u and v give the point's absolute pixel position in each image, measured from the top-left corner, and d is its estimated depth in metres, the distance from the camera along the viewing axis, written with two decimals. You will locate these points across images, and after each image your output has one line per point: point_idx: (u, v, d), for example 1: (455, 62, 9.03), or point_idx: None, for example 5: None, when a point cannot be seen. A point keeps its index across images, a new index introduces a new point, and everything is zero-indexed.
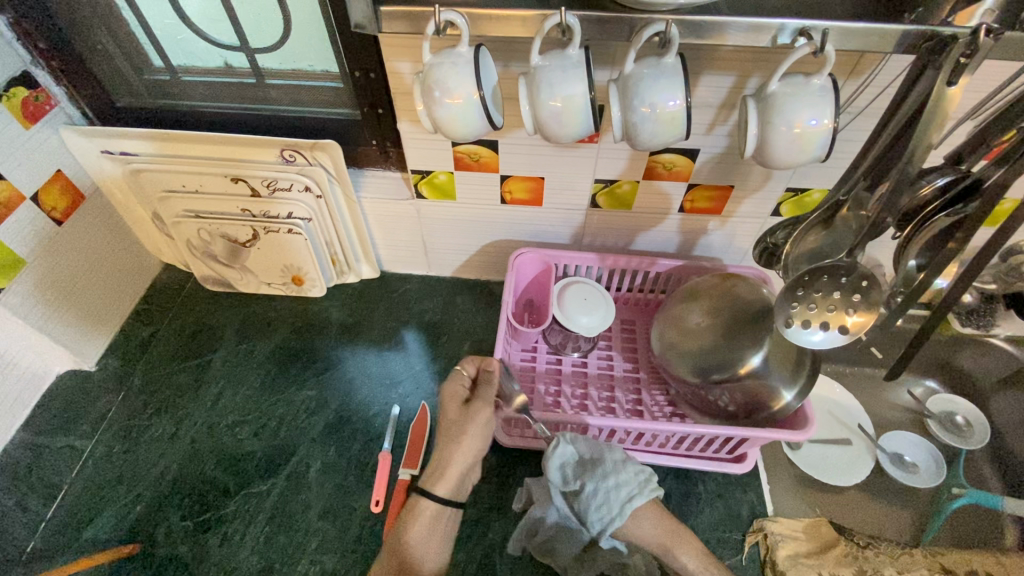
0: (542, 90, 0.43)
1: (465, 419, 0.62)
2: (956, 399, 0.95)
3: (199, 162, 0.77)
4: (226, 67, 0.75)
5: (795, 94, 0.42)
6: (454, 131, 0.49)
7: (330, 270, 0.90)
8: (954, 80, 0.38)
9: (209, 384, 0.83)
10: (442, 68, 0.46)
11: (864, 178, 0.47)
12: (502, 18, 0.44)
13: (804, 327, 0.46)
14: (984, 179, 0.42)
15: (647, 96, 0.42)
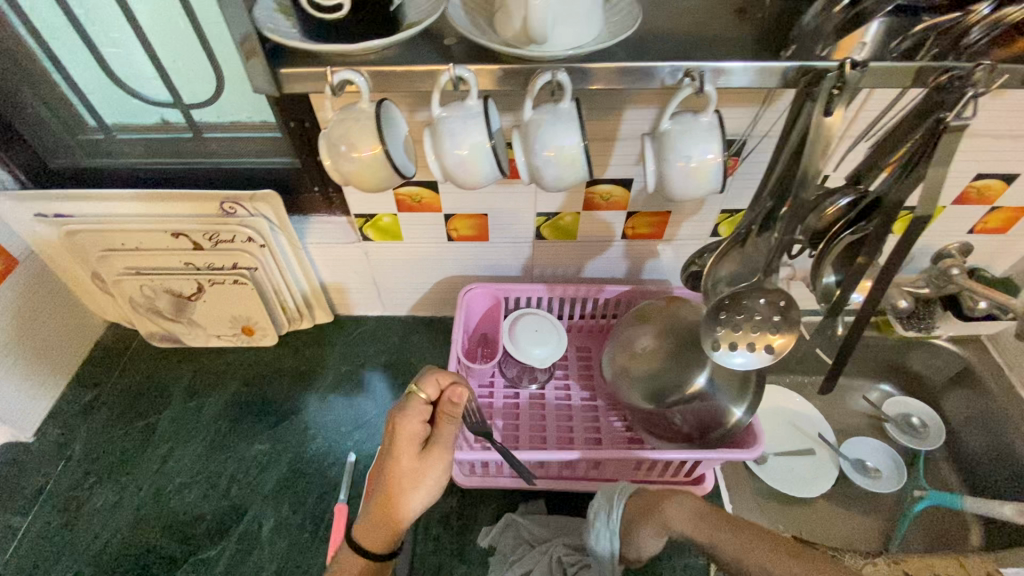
0: (446, 140, 0.44)
1: (418, 470, 0.55)
2: (910, 399, 0.96)
3: (138, 220, 0.76)
4: (164, 124, 0.76)
5: (686, 132, 0.44)
6: (372, 181, 0.48)
7: (281, 317, 0.88)
8: (831, 111, 0.39)
9: (155, 446, 0.80)
10: (348, 122, 0.46)
11: (771, 205, 0.46)
12: (408, 75, 0.44)
13: (731, 349, 0.47)
14: (880, 198, 0.44)
15: (544, 142, 0.43)
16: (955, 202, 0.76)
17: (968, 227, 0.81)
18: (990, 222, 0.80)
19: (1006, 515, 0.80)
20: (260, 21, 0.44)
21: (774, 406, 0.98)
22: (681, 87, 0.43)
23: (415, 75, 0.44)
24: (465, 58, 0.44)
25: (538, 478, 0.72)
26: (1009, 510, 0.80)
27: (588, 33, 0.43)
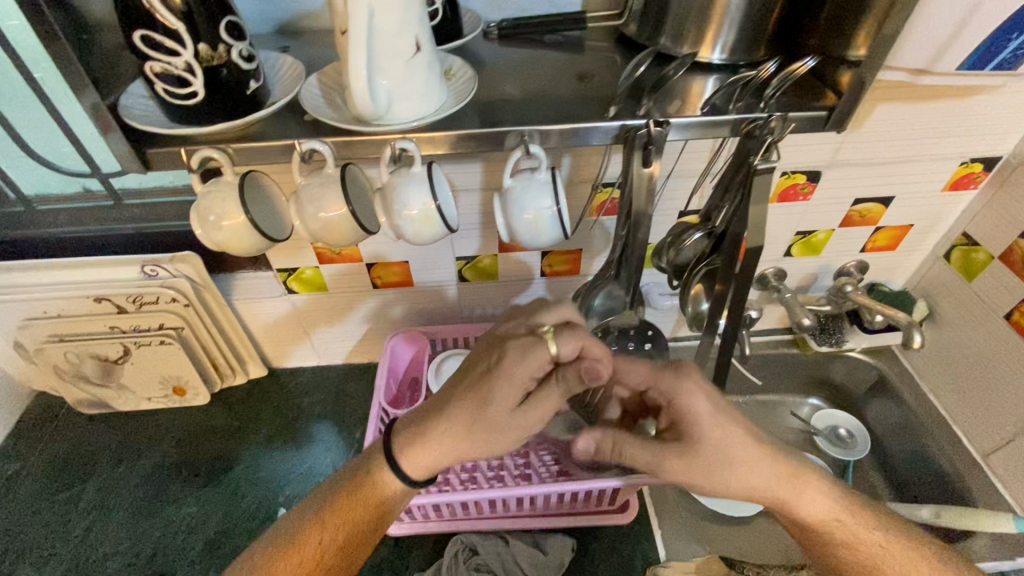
0: (304, 205, 0.42)
1: (498, 424, 0.47)
2: (836, 410, 0.99)
3: (58, 287, 0.76)
4: (85, 192, 0.76)
5: (525, 188, 0.48)
6: (240, 250, 0.42)
7: (213, 375, 0.89)
8: (649, 164, 0.44)
9: (78, 518, 0.78)
10: (217, 193, 0.40)
11: (619, 245, 0.49)
12: (269, 151, 0.41)
13: None
14: (723, 232, 0.49)
15: (402, 209, 0.42)
16: (841, 225, 0.82)
17: (861, 246, 0.86)
18: (879, 240, 0.85)
19: (925, 519, 0.80)
20: (117, 106, 0.41)
21: None
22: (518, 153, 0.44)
23: (272, 152, 0.41)
24: None
25: (467, 520, 0.73)
26: (926, 513, 0.81)
27: (429, 105, 0.41)
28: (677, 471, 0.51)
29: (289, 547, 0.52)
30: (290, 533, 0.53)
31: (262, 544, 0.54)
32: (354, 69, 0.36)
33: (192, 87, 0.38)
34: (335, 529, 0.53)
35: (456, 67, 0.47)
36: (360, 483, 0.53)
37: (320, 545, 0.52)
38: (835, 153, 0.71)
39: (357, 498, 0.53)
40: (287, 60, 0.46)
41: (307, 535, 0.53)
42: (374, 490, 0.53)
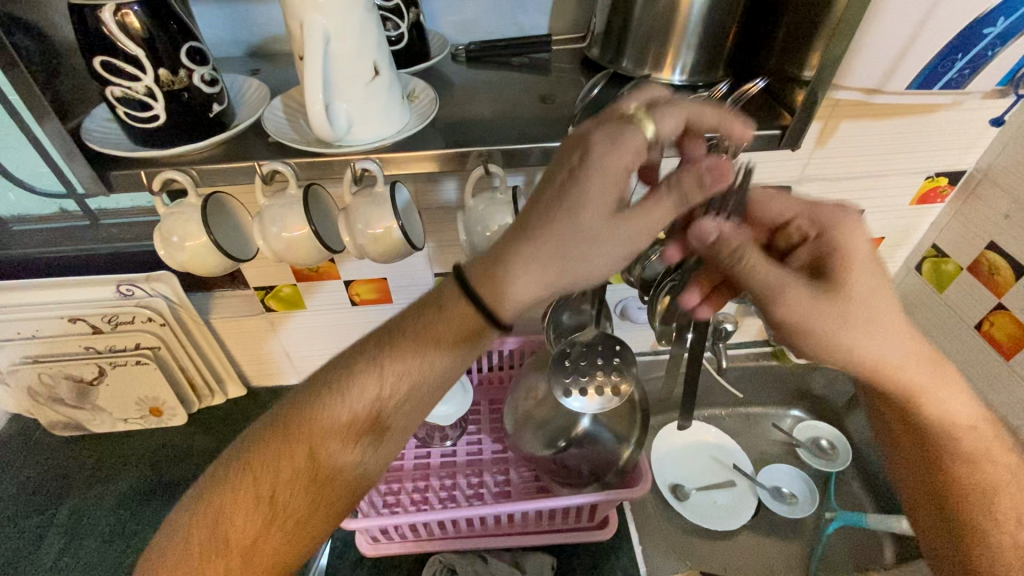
0: (268, 226, 0.43)
1: (600, 232, 0.37)
2: (817, 423, 1.00)
3: (32, 308, 0.76)
4: (62, 214, 0.75)
5: (486, 206, 0.49)
6: (203, 268, 0.45)
7: (190, 394, 0.88)
8: None
9: (48, 543, 0.76)
10: (178, 215, 0.43)
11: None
12: (231, 172, 0.42)
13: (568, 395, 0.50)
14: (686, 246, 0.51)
15: (364, 227, 0.43)
16: None
17: None
18: None
19: (904, 529, 0.82)
20: (79, 129, 0.42)
21: (694, 441, 0.99)
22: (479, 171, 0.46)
23: (235, 172, 0.42)
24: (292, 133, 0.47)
25: (445, 539, 0.72)
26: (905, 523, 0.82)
27: (389, 127, 0.43)
28: (816, 328, 0.43)
29: (325, 404, 0.42)
30: (327, 389, 0.42)
31: (299, 391, 0.44)
32: (311, 91, 0.37)
33: (154, 110, 0.39)
34: (382, 389, 0.42)
35: (419, 89, 0.48)
36: (423, 328, 0.42)
37: (365, 405, 0.41)
38: (804, 169, 0.73)
39: (415, 350, 0.41)
40: (253, 84, 0.47)
41: (349, 389, 0.42)
42: (438, 341, 0.41)
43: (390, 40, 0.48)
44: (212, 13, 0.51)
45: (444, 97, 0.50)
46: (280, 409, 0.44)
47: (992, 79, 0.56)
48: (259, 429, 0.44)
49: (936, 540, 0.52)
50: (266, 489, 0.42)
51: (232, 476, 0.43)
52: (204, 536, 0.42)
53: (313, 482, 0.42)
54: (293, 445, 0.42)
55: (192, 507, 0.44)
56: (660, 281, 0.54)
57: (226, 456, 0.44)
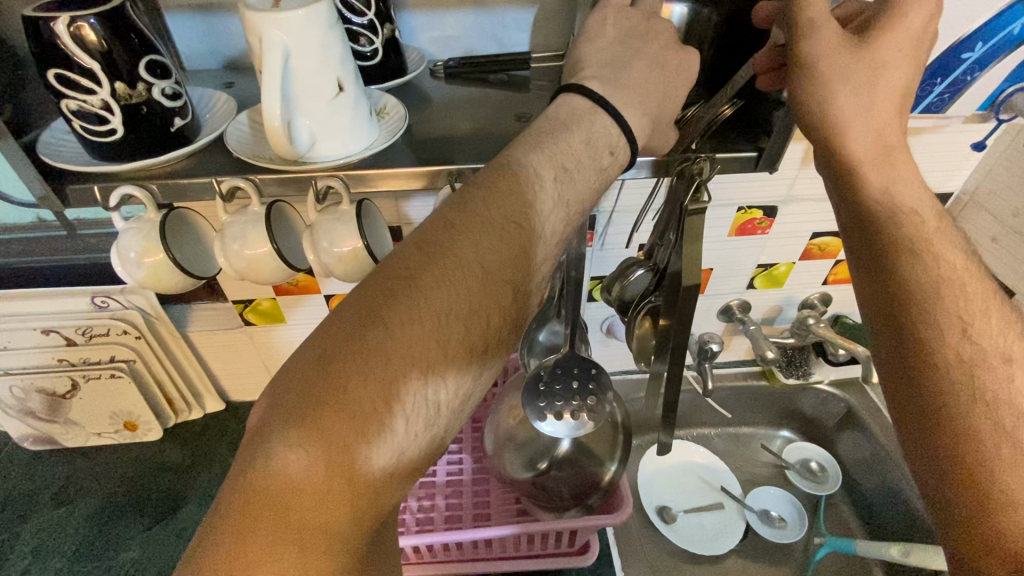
0: (231, 244, 0.43)
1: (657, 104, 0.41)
2: (807, 444, 0.99)
3: (4, 319, 0.74)
4: (39, 222, 0.72)
5: None
6: (163, 284, 0.44)
7: (167, 409, 0.86)
8: None
9: (12, 561, 0.74)
10: (136, 230, 0.42)
11: (560, 277, 0.48)
12: (192, 188, 0.41)
13: (542, 417, 0.49)
14: (661, 268, 0.51)
15: (328, 245, 0.43)
16: (801, 258, 0.82)
17: (822, 279, 0.86)
18: (841, 274, 0.85)
19: (894, 558, 0.77)
20: (35, 143, 0.41)
21: (681, 462, 0.96)
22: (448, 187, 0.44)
23: (196, 189, 0.41)
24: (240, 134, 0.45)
25: (420, 563, 0.70)
26: (895, 552, 0.77)
27: (357, 143, 0.42)
28: (848, 76, 0.38)
29: (483, 254, 0.33)
30: (479, 235, 0.34)
31: (423, 245, 0.33)
32: (269, 106, 0.36)
33: (110, 124, 0.38)
34: (497, 251, 0.34)
35: (390, 105, 0.47)
36: (571, 161, 0.38)
37: (531, 252, 0.35)
38: (790, 189, 0.72)
39: (575, 173, 0.38)
40: (222, 98, 0.46)
41: (509, 232, 0.34)
42: (590, 166, 0.39)
43: (364, 55, 0.47)
44: (186, 25, 0.50)
45: (418, 113, 0.49)
46: (387, 279, 0.32)
47: (973, 102, 0.56)
48: (380, 304, 0.31)
49: (930, 449, 0.39)
50: (434, 375, 0.31)
51: (377, 375, 0.29)
52: (353, 471, 0.28)
53: (483, 354, 0.34)
54: (461, 309, 0.32)
55: (294, 449, 0.27)
56: (637, 304, 0.53)
57: (328, 355, 0.29)
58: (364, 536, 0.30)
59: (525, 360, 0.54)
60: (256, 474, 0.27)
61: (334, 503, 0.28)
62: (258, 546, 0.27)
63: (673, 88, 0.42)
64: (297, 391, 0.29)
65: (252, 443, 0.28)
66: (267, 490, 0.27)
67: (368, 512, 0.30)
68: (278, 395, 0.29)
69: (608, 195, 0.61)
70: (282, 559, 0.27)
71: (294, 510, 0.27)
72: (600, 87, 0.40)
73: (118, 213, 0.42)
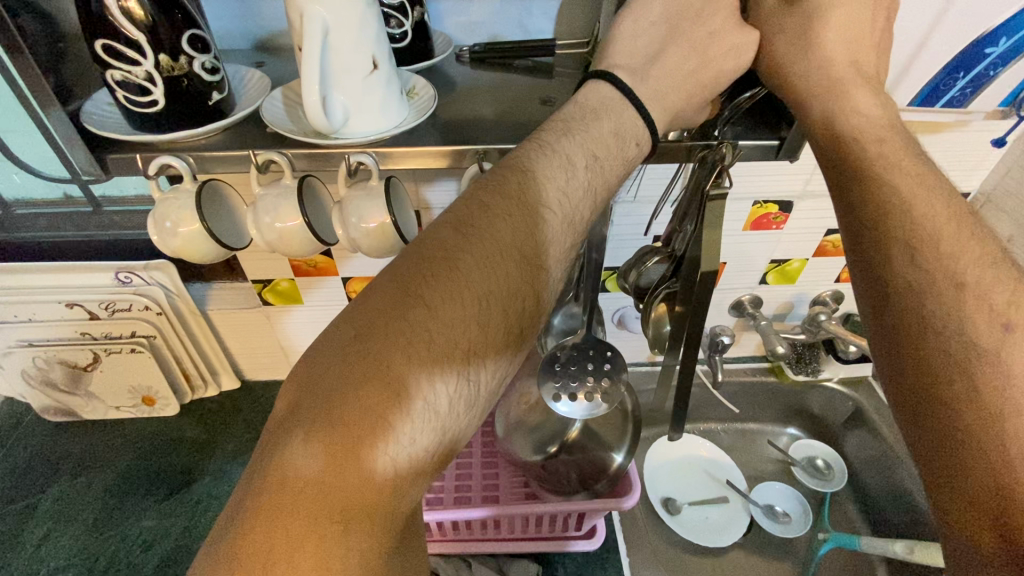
0: (261, 216, 0.44)
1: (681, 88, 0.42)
2: (814, 442, 0.99)
3: (29, 292, 0.76)
4: (67, 198, 0.72)
5: None
6: (195, 255, 0.46)
7: (184, 385, 0.88)
8: None
9: (32, 527, 0.76)
10: (172, 201, 0.43)
11: (580, 261, 0.49)
12: (228, 160, 0.43)
13: (555, 397, 0.50)
14: (678, 255, 0.51)
15: (357, 221, 0.44)
16: (814, 254, 0.82)
17: (835, 276, 0.86)
18: None
19: (898, 554, 0.78)
20: (77, 113, 0.43)
21: (686, 455, 0.97)
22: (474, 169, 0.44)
23: (232, 161, 0.43)
24: (261, 103, 0.45)
25: (430, 542, 0.70)
26: (899, 548, 0.78)
27: (388, 121, 0.43)
28: None
29: (519, 240, 0.34)
30: (514, 220, 0.34)
31: (459, 228, 0.33)
32: (308, 81, 0.38)
33: (152, 95, 0.39)
34: (530, 238, 0.34)
35: (419, 85, 0.48)
36: (597, 146, 0.39)
37: (564, 239, 0.36)
38: (806, 184, 0.72)
39: (603, 160, 0.39)
40: (255, 75, 0.48)
41: (543, 219, 0.35)
42: (617, 154, 0.40)
43: (394, 38, 0.48)
44: (220, 5, 0.52)
45: (445, 96, 0.50)
46: (424, 263, 0.32)
47: (993, 99, 0.57)
48: (419, 284, 0.31)
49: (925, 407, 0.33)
50: (474, 357, 0.31)
51: (419, 355, 0.29)
52: (394, 453, 0.28)
53: (518, 339, 0.34)
54: (500, 294, 0.32)
55: (335, 429, 0.27)
56: (653, 291, 0.54)
57: (368, 335, 0.29)
58: (400, 520, 0.30)
59: (542, 344, 0.54)
60: (295, 456, 0.27)
61: (375, 483, 0.28)
62: (294, 532, 0.26)
63: (698, 75, 0.43)
64: (336, 373, 0.28)
65: (289, 424, 0.28)
66: (308, 472, 0.27)
67: (405, 494, 0.29)
68: (313, 377, 0.29)
69: (626, 184, 0.62)
70: (323, 542, 0.26)
71: (335, 492, 0.27)
72: (625, 75, 0.41)
73: (156, 182, 0.44)
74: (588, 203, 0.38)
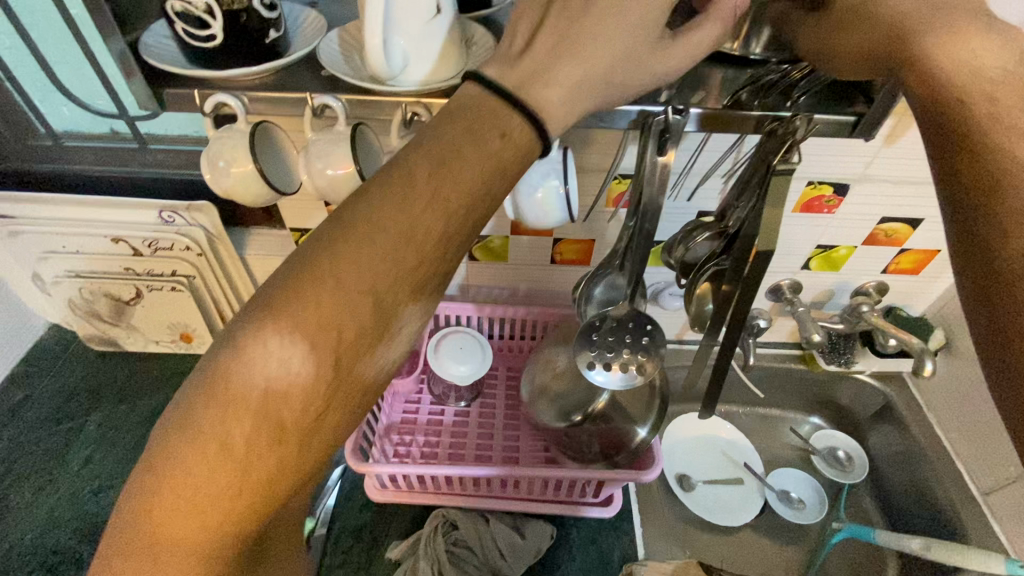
0: (314, 162, 0.44)
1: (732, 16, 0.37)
2: (838, 434, 0.97)
3: (79, 224, 0.78)
4: (113, 133, 0.74)
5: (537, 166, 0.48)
6: (246, 197, 0.46)
7: (220, 326, 0.91)
8: (663, 152, 0.41)
9: (78, 447, 0.81)
10: (227, 139, 0.43)
11: (628, 233, 0.48)
12: (285, 101, 0.42)
13: (590, 366, 0.50)
14: (730, 231, 0.49)
15: None
16: (864, 242, 0.79)
17: (882, 267, 0.83)
18: (902, 263, 0.82)
19: (912, 550, 0.77)
20: (138, 44, 0.43)
21: (705, 435, 0.97)
22: None
23: (289, 103, 0.42)
24: (319, 44, 0.44)
25: (451, 494, 0.72)
26: (916, 544, 0.76)
27: (445, 71, 0.42)
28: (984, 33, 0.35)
29: (413, 204, 0.31)
30: (346, 244, 0.30)
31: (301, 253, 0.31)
32: (371, 23, 0.37)
33: (211, 29, 0.39)
34: (362, 258, 0.30)
35: (478, 36, 0.47)
36: (467, 156, 0.32)
37: (412, 262, 0.31)
38: (866, 167, 0.69)
39: (519, 109, 0.34)
40: (311, 15, 0.46)
41: (412, 216, 0.31)
42: (494, 151, 0.33)
43: None
44: None
45: None
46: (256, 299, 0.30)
47: None
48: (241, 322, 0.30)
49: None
50: (273, 399, 0.28)
51: (211, 393, 0.28)
52: (270, 422, 0.29)
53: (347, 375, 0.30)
54: (303, 328, 0.29)
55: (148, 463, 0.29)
56: (700, 267, 0.52)
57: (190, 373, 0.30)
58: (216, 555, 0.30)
59: (578, 312, 0.54)
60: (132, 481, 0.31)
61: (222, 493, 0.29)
62: (193, 507, 0.29)
63: None
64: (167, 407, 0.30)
65: (181, 401, 0.30)
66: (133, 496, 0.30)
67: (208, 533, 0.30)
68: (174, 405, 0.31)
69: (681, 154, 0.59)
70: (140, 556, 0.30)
71: (186, 505, 0.29)
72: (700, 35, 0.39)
73: (211, 119, 0.44)
74: (451, 219, 0.31)
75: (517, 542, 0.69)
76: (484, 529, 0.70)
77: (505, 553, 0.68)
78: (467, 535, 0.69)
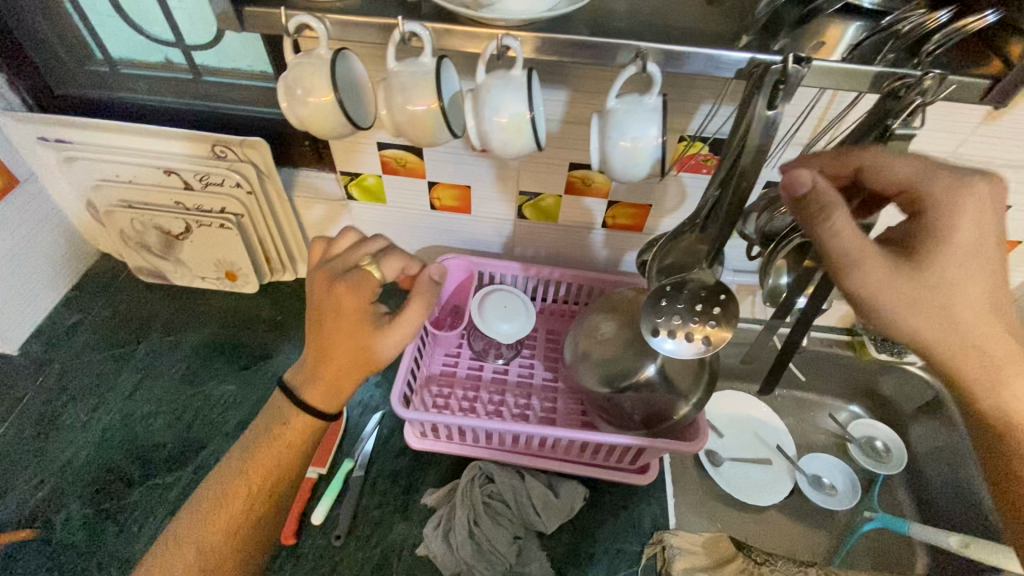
0: (396, 95, 0.42)
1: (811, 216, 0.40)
2: (876, 423, 0.95)
3: (132, 154, 0.78)
4: (167, 63, 0.76)
5: (629, 113, 0.45)
6: (319, 129, 0.44)
7: (264, 267, 0.91)
8: (774, 106, 0.38)
9: (128, 373, 0.83)
10: (305, 66, 0.42)
11: (715, 195, 0.45)
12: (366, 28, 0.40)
13: (657, 333, 0.48)
14: None
15: (492, 113, 0.42)
16: None
17: None
18: None
19: (950, 547, 0.75)
20: None
21: (741, 413, 0.96)
22: (632, 71, 0.41)
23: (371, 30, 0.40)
24: None
25: (489, 448, 0.73)
26: (953, 541, 0.75)
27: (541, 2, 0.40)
28: None
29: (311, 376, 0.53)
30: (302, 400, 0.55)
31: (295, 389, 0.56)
32: None
33: None
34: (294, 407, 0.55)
35: None
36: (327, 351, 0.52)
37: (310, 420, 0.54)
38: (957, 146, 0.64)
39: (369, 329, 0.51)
40: None
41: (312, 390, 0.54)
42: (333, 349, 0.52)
43: None
44: None
45: None
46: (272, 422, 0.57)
47: None
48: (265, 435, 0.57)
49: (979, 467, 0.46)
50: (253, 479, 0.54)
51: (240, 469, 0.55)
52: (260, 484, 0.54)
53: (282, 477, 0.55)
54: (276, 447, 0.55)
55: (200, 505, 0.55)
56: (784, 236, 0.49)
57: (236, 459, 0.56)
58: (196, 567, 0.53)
59: (646, 277, 0.52)
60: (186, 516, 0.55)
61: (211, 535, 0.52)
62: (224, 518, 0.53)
63: None
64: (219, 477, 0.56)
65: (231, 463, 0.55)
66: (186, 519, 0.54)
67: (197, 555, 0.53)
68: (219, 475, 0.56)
69: None
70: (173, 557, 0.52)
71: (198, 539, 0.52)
72: None
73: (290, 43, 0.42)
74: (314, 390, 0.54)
75: (551, 500, 0.69)
76: (519, 483, 0.70)
77: (539, 509, 0.69)
78: (501, 487, 0.69)
